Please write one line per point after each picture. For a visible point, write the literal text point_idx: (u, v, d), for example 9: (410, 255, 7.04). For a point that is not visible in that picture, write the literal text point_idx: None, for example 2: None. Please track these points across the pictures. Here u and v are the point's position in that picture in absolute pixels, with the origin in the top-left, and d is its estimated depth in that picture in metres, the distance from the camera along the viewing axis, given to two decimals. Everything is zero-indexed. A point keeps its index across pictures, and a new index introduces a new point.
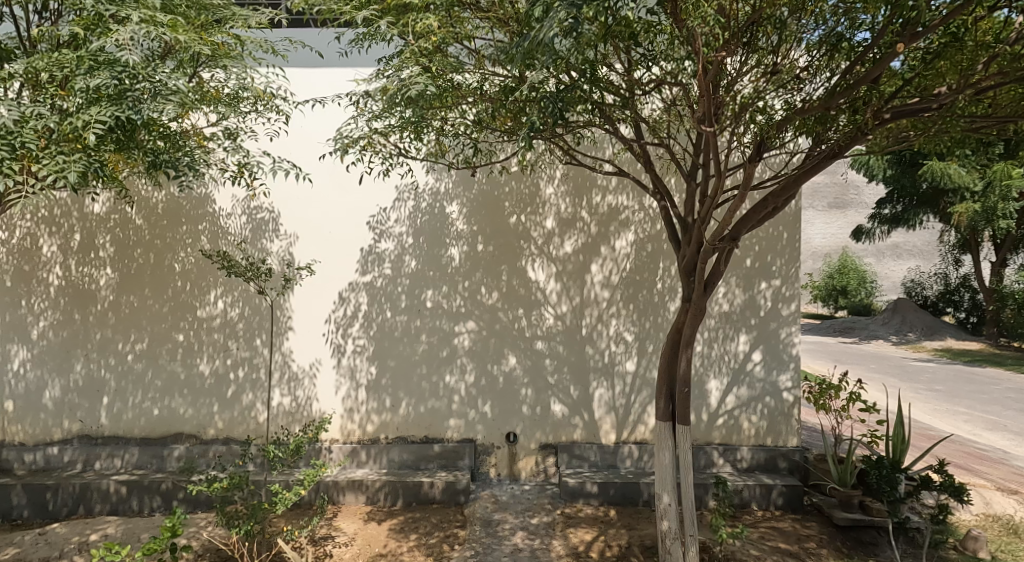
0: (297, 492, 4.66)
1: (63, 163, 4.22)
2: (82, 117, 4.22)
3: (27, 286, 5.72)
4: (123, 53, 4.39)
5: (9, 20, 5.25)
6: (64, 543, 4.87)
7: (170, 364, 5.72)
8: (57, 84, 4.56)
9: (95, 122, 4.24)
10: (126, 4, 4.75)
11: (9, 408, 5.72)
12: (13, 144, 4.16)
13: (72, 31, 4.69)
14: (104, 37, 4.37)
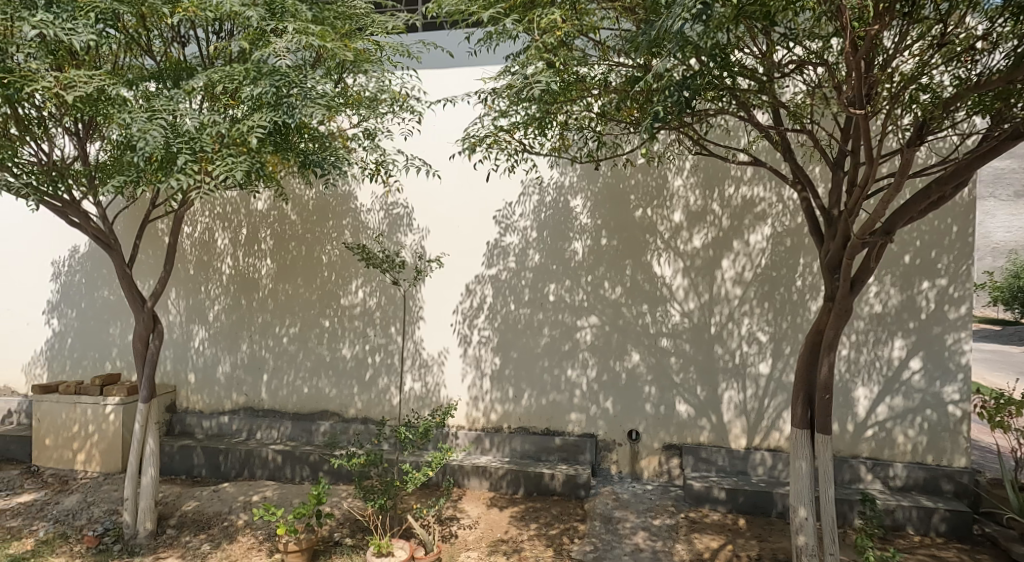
0: (426, 472, 4.93)
1: (232, 164, 4.76)
2: (247, 123, 4.74)
3: (206, 274, 6.52)
4: (283, 63, 4.89)
5: (192, 40, 5.95)
6: (232, 500, 5.56)
7: (318, 347, 6.27)
8: (229, 94, 5.10)
9: (258, 127, 4.76)
10: (284, 18, 5.21)
11: (191, 379, 6.58)
12: (194, 147, 4.74)
13: (242, 45, 5.23)
14: (265, 50, 4.87)
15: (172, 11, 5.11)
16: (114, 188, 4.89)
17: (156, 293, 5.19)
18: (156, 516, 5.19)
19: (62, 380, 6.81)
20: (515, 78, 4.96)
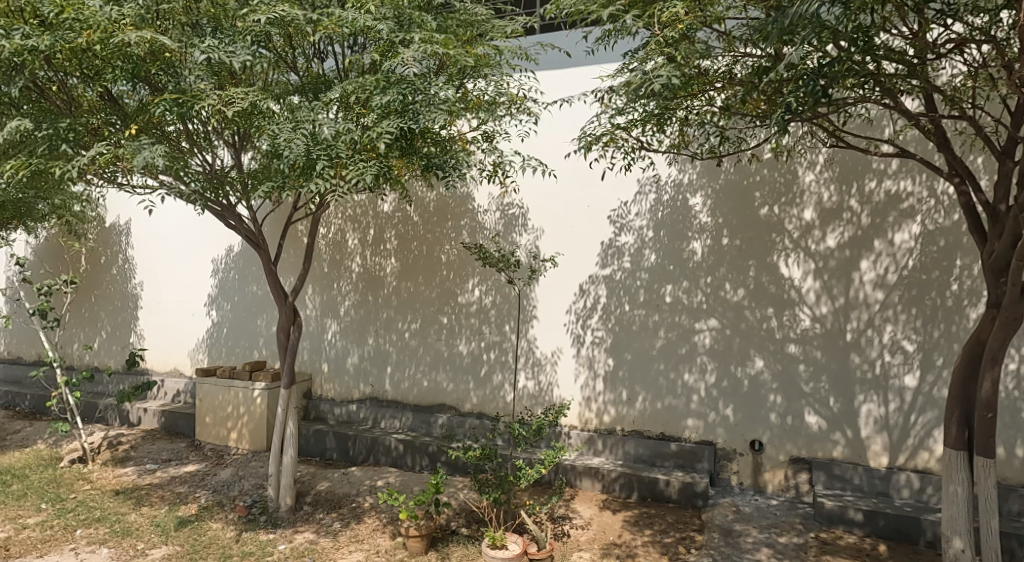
0: (539, 470, 4.96)
1: (363, 168, 5.02)
2: (377, 129, 5.00)
3: (338, 272, 7.01)
4: (411, 73, 5.13)
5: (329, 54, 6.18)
6: (360, 484, 5.93)
7: (437, 342, 6.53)
8: (358, 103, 5.37)
9: (386, 132, 5.01)
10: (412, 29, 5.42)
11: (325, 369, 7.10)
12: (331, 154, 5.04)
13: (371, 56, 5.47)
14: (394, 61, 5.12)
15: (314, 28, 5.39)
16: (264, 196, 5.26)
17: (297, 289, 5.47)
18: (295, 492, 5.66)
19: (219, 365, 7.61)
20: (634, 74, 4.82)
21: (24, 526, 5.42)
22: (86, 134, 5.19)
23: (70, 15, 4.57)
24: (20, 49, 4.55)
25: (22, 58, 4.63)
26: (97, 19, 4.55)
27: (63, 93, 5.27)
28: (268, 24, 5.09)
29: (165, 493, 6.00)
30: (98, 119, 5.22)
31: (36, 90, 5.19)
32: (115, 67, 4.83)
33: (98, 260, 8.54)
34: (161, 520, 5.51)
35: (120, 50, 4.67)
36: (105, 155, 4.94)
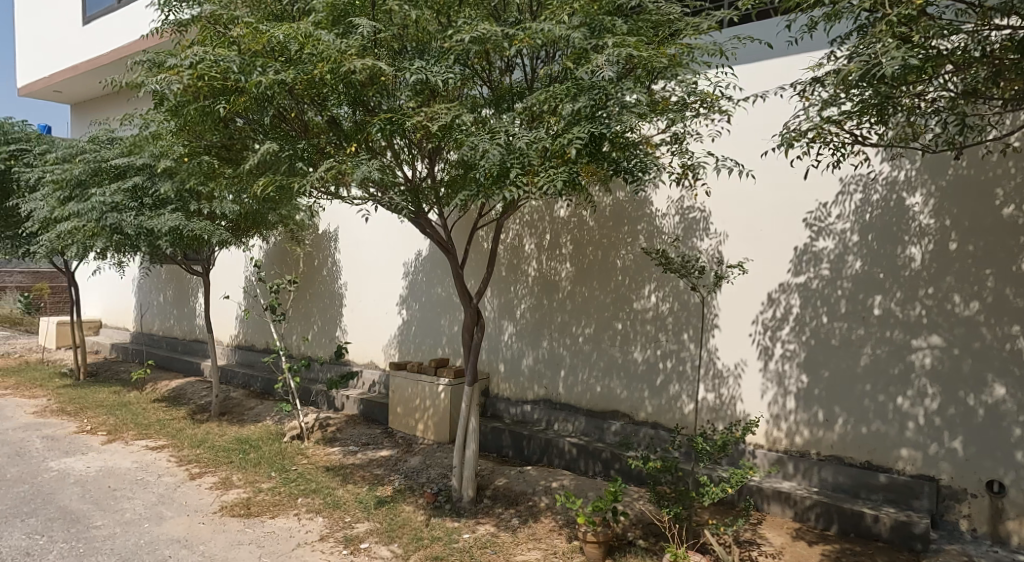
0: (724, 489, 4.48)
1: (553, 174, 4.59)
2: (568, 134, 4.59)
3: (515, 275, 7.17)
4: (602, 77, 4.73)
5: (519, 66, 5.70)
6: (535, 484, 5.96)
7: (610, 348, 6.37)
8: (547, 112, 4.95)
9: (577, 138, 4.59)
10: (604, 35, 5.05)
11: (501, 368, 7.29)
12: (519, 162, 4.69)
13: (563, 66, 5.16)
14: (585, 66, 4.74)
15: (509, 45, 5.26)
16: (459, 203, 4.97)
17: (479, 291, 5.46)
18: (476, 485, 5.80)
19: (408, 360, 8.26)
20: (851, 62, 3.95)
21: (258, 491, 6.29)
22: (313, 153, 5.56)
23: (310, 51, 5.06)
24: (273, 83, 5.08)
25: (273, 90, 5.14)
26: (330, 51, 4.98)
27: (299, 119, 5.74)
28: (470, 43, 5.11)
29: (365, 473, 6.58)
30: (325, 139, 5.62)
31: (280, 120, 5.67)
32: (349, 92, 5.24)
33: (312, 262, 9.65)
34: (363, 497, 6.01)
35: (347, 78, 5.08)
36: (330, 169, 5.27)
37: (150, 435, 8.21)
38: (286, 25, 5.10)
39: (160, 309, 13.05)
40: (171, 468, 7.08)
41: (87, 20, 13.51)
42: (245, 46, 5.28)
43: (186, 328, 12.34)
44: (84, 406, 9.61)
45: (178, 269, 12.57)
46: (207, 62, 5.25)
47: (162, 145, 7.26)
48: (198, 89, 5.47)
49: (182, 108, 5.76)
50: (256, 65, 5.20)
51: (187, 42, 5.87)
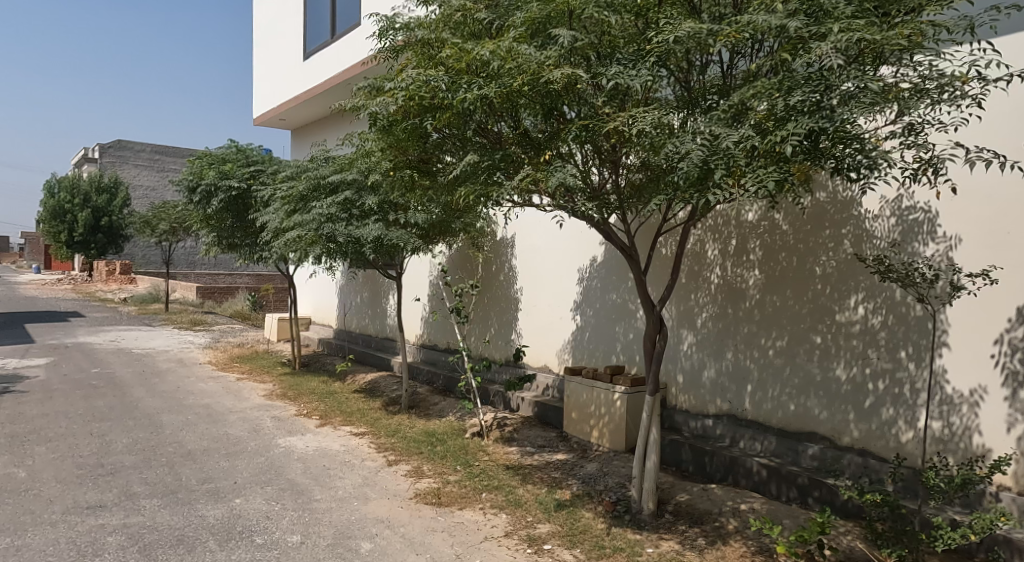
0: (962, 533, 4.04)
1: (762, 176, 4.09)
2: (783, 130, 4.05)
3: (695, 283, 7.06)
4: (823, 68, 4.16)
5: (713, 61, 5.33)
6: (723, 503, 5.70)
7: (807, 364, 6.05)
8: (755, 108, 4.36)
9: (794, 135, 4.04)
10: (829, 20, 4.47)
11: (679, 380, 7.26)
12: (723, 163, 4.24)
13: (776, 58, 4.68)
14: (805, 56, 4.19)
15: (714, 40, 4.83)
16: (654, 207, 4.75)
17: (663, 299, 5.32)
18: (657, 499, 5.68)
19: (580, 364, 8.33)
20: None
21: (447, 482, 6.73)
22: (506, 163, 5.90)
23: (510, 65, 5.46)
24: (476, 99, 5.55)
25: (475, 106, 5.64)
26: (529, 64, 5.36)
27: (494, 132, 6.15)
28: (675, 43, 4.86)
29: (544, 475, 6.73)
30: (518, 149, 5.90)
31: (477, 132, 6.14)
32: (544, 105, 5.57)
33: (491, 268, 10.09)
34: (543, 499, 6.17)
35: (546, 89, 5.40)
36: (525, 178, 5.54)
37: (353, 421, 9.09)
38: (490, 44, 5.56)
39: (357, 309, 14.39)
40: (372, 453, 7.79)
41: (308, 57, 15.42)
42: (453, 66, 5.88)
43: (378, 327, 13.50)
44: (300, 392, 10.90)
45: (374, 274, 13.81)
46: (418, 83, 5.89)
47: (369, 159, 8.01)
48: (410, 109, 6.16)
49: (392, 127, 6.55)
50: (461, 83, 5.72)
51: (401, 67, 6.65)
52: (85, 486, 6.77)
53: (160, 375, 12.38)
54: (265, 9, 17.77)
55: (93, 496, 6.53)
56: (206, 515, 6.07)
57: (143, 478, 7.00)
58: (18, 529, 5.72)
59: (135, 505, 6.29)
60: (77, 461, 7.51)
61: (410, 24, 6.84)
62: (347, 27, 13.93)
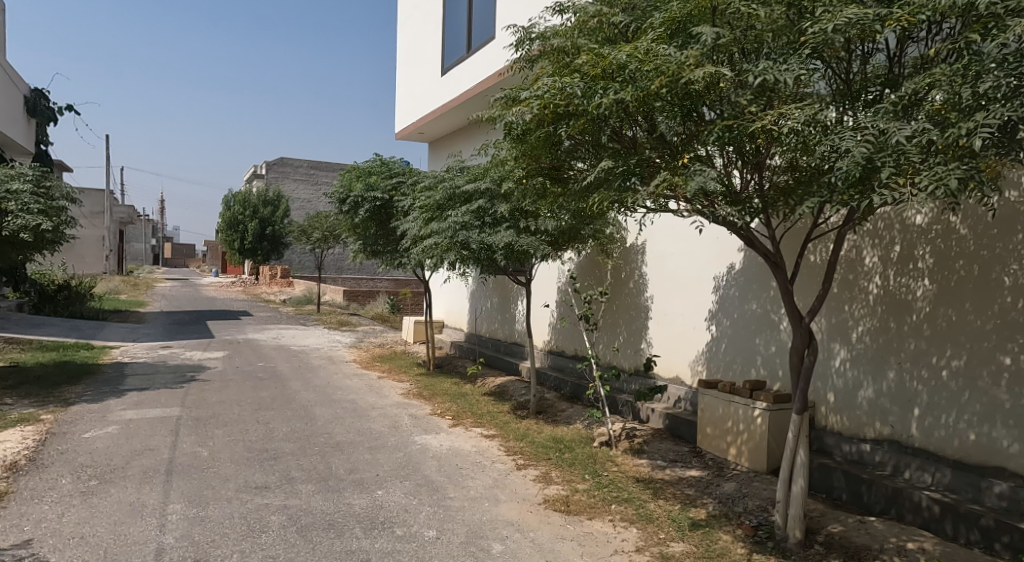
0: None
1: (942, 173, 3.71)
2: (968, 123, 3.65)
3: (850, 293, 6.53)
4: (1022, 47, 3.66)
5: (881, 48, 4.90)
6: (884, 539, 5.19)
7: (992, 389, 5.33)
8: (933, 99, 3.99)
9: (984, 127, 3.63)
10: None
11: (831, 399, 6.74)
12: (895, 160, 3.89)
13: (960, 41, 4.20)
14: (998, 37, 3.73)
15: (884, 26, 4.42)
16: (805, 210, 4.41)
17: (814, 310, 4.95)
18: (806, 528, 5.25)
19: (716, 378, 7.94)
20: None
21: (575, 491, 6.66)
22: (640, 169, 5.70)
23: (647, 67, 5.32)
24: (612, 103, 5.50)
25: (611, 110, 5.56)
26: (667, 65, 5.14)
27: (630, 137, 6.03)
28: (834, 33, 4.56)
29: (676, 491, 6.47)
30: (654, 155, 5.71)
31: (611, 138, 6.05)
32: (683, 107, 5.38)
33: (620, 274, 9.89)
34: (676, 516, 5.92)
35: (686, 90, 5.22)
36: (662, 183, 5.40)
37: (483, 424, 9.24)
38: (627, 47, 5.49)
39: (487, 314, 14.68)
40: (502, 456, 7.88)
41: (445, 72, 16.03)
42: (588, 72, 5.83)
43: (507, 332, 13.68)
44: (434, 392, 11.29)
45: (504, 280, 14.05)
46: (553, 92, 5.90)
47: (503, 168, 8.16)
48: (545, 117, 6.20)
49: (526, 135, 6.63)
50: (596, 88, 5.66)
51: (537, 76, 6.70)
52: (253, 468, 7.46)
53: (313, 371, 13.36)
54: (406, 29, 18.73)
55: (259, 477, 7.16)
56: (353, 503, 6.47)
57: (300, 464, 7.58)
58: (202, 502, 6.45)
59: (293, 488, 6.83)
60: (247, 445, 8.28)
61: (545, 33, 6.87)
62: (482, 40, 14.34)
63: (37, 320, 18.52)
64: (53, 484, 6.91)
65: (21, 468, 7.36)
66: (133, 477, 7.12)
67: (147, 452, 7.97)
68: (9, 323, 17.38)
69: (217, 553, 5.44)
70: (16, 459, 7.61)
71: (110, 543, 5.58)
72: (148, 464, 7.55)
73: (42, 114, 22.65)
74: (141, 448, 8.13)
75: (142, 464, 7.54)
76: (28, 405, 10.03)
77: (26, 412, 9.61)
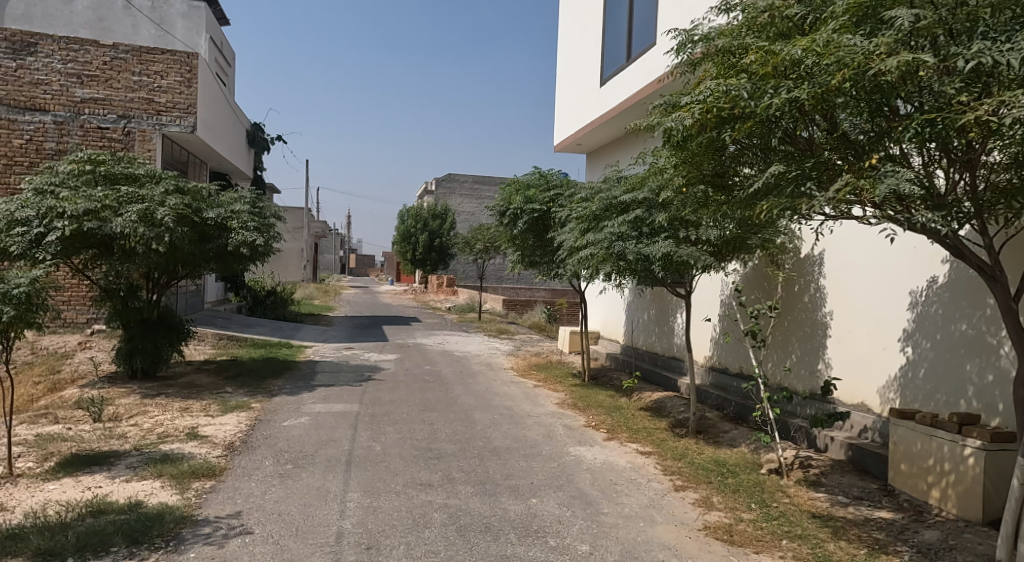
0: None
1: None
2: None
3: None
4: None
5: None
6: None
7: None
8: None
9: None
10: None
11: None
12: None
13: None
14: None
15: None
16: None
17: None
18: None
19: (914, 408, 7.00)
20: None
21: (740, 520, 6.15)
22: (822, 173, 5.22)
23: (828, 60, 4.87)
24: (783, 103, 5.12)
25: (784, 110, 5.16)
26: (854, 56, 4.69)
27: (805, 138, 5.56)
28: None
29: (862, 533, 5.74)
30: (837, 156, 5.21)
31: (782, 140, 5.63)
32: (872, 102, 4.86)
33: (792, 288, 9.06)
34: None
35: (875, 82, 4.71)
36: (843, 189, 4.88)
37: (639, 439, 8.90)
38: (803, 40, 5.07)
39: (645, 326, 14.22)
40: (659, 475, 7.49)
41: (604, 81, 15.87)
42: (756, 72, 5.45)
43: (665, 345, 13.14)
44: (589, 403, 11.07)
45: (662, 291, 13.54)
46: (717, 95, 5.56)
47: (660, 178, 7.75)
48: (706, 122, 5.85)
49: (686, 142, 6.27)
50: (766, 88, 5.27)
51: (699, 79, 6.38)
52: (420, 465, 7.72)
53: (474, 376, 13.71)
54: (566, 42, 18.84)
55: (424, 475, 7.39)
56: (509, 509, 6.45)
57: (461, 466, 7.72)
58: (375, 493, 6.79)
59: (454, 488, 6.97)
60: (415, 443, 8.62)
61: (709, 33, 6.44)
62: (641, 47, 14.01)
63: (249, 321, 20.94)
64: (258, 464, 7.65)
65: (235, 448, 8.24)
66: (321, 464, 7.68)
67: (332, 442, 8.58)
68: (228, 322, 19.81)
69: (387, 543, 5.71)
70: (232, 440, 8.55)
71: (298, 524, 6.05)
72: (333, 453, 8.11)
73: (259, 144, 25.50)
74: (327, 438, 8.76)
75: (327, 453, 8.12)
76: (241, 394, 11.28)
77: (240, 400, 10.81)
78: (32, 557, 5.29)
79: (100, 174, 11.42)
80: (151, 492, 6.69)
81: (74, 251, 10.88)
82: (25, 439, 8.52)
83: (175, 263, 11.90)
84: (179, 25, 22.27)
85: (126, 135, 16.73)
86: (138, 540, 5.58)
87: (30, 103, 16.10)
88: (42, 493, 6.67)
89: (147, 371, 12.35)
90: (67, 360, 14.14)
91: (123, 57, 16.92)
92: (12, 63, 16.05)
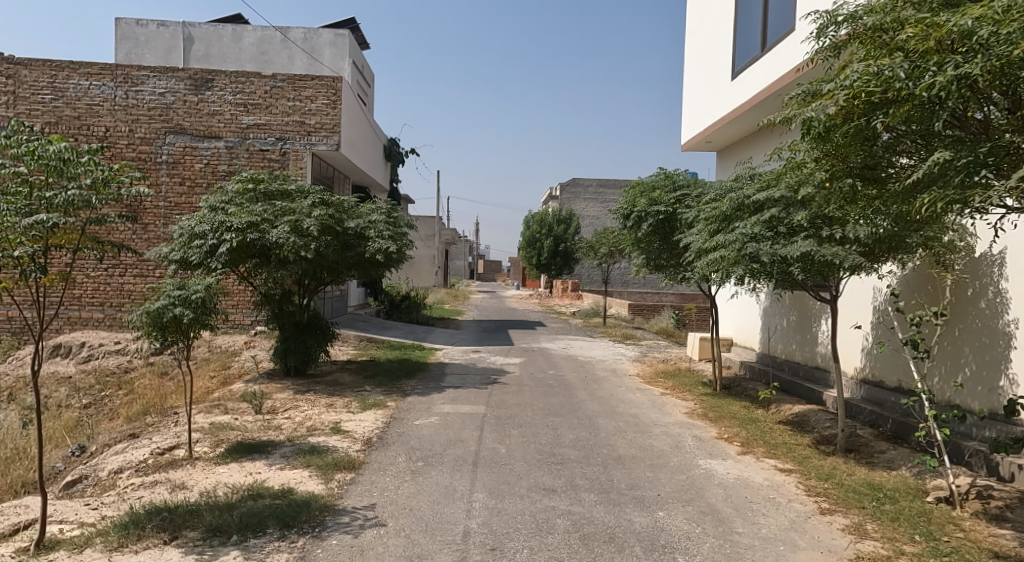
0: None
1: None
2: None
3: None
4: None
5: None
6: None
7: None
8: None
9: None
10: None
11: None
12: None
13: None
14: None
15: None
16: None
17: None
18: None
19: None
20: None
21: (902, 552, 5.45)
22: (1001, 157, 4.49)
23: (1008, 30, 4.22)
24: (949, 81, 4.48)
25: (949, 90, 4.51)
26: None
27: (981, 121, 4.79)
28: None
29: None
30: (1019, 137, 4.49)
31: (949, 124, 4.87)
32: None
33: (965, 292, 7.98)
34: None
35: None
36: None
37: (780, 455, 8.21)
38: (976, 9, 4.42)
39: (784, 333, 13.22)
40: (802, 496, 6.82)
41: (736, 74, 15.00)
42: (912, 48, 4.76)
43: (808, 355, 12.13)
44: (720, 414, 10.41)
45: (803, 296, 12.52)
46: (867, 77, 4.90)
47: (801, 171, 6.98)
48: (854, 108, 5.18)
49: (829, 133, 5.57)
50: (928, 65, 4.62)
51: (844, 63, 5.64)
52: (543, 469, 7.55)
53: (599, 382, 13.37)
54: (696, 36, 17.99)
55: (548, 479, 7.20)
56: (634, 520, 6.10)
57: (585, 473, 7.45)
58: (500, 495, 6.68)
59: (577, 495, 6.71)
60: (538, 447, 8.46)
61: (855, 13, 5.72)
62: (779, 35, 13.05)
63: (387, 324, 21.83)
64: (392, 460, 7.79)
65: (372, 444, 8.46)
66: (449, 463, 7.70)
67: (459, 442, 8.61)
68: (368, 325, 20.78)
69: (510, 546, 5.56)
70: (370, 436, 8.81)
71: (428, 520, 6.05)
72: (460, 453, 8.13)
73: (394, 158, 26.58)
74: (455, 438, 8.81)
75: (455, 452, 8.16)
76: (378, 393, 11.66)
77: (378, 398, 11.18)
78: (204, 532, 5.67)
79: (261, 192, 12.26)
80: (301, 480, 7.00)
81: (241, 260, 11.57)
82: (201, 427, 9.26)
83: (322, 269, 12.46)
84: (326, 52, 23.44)
85: (283, 155, 18.00)
86: (290, 524, 5.81)
87: (207, 131, 17.77)
88: (213, 475, 7.18)
89: (300, 370, 13.07)
90: (235, 358, 15.37)
91: (279, 85, 18.04)
92: (194, 97, 17.76)
